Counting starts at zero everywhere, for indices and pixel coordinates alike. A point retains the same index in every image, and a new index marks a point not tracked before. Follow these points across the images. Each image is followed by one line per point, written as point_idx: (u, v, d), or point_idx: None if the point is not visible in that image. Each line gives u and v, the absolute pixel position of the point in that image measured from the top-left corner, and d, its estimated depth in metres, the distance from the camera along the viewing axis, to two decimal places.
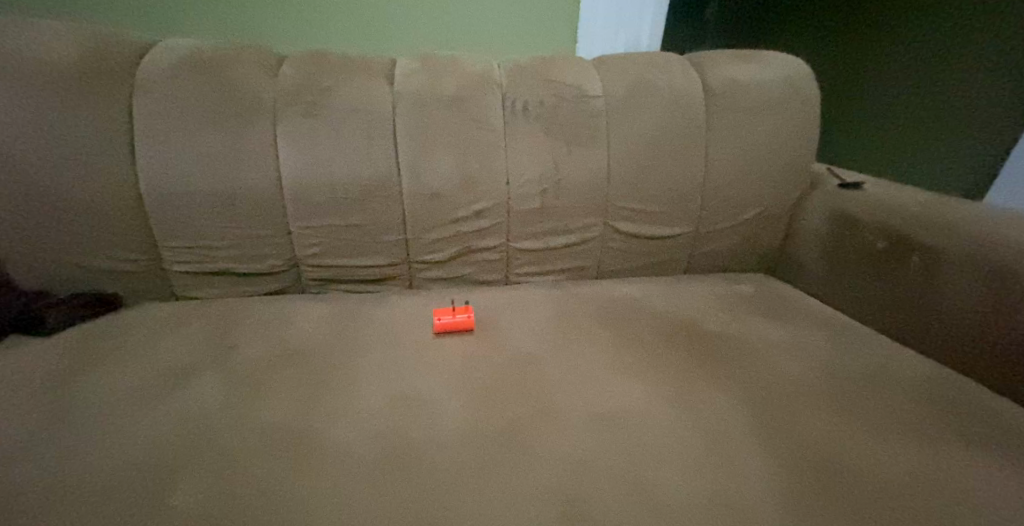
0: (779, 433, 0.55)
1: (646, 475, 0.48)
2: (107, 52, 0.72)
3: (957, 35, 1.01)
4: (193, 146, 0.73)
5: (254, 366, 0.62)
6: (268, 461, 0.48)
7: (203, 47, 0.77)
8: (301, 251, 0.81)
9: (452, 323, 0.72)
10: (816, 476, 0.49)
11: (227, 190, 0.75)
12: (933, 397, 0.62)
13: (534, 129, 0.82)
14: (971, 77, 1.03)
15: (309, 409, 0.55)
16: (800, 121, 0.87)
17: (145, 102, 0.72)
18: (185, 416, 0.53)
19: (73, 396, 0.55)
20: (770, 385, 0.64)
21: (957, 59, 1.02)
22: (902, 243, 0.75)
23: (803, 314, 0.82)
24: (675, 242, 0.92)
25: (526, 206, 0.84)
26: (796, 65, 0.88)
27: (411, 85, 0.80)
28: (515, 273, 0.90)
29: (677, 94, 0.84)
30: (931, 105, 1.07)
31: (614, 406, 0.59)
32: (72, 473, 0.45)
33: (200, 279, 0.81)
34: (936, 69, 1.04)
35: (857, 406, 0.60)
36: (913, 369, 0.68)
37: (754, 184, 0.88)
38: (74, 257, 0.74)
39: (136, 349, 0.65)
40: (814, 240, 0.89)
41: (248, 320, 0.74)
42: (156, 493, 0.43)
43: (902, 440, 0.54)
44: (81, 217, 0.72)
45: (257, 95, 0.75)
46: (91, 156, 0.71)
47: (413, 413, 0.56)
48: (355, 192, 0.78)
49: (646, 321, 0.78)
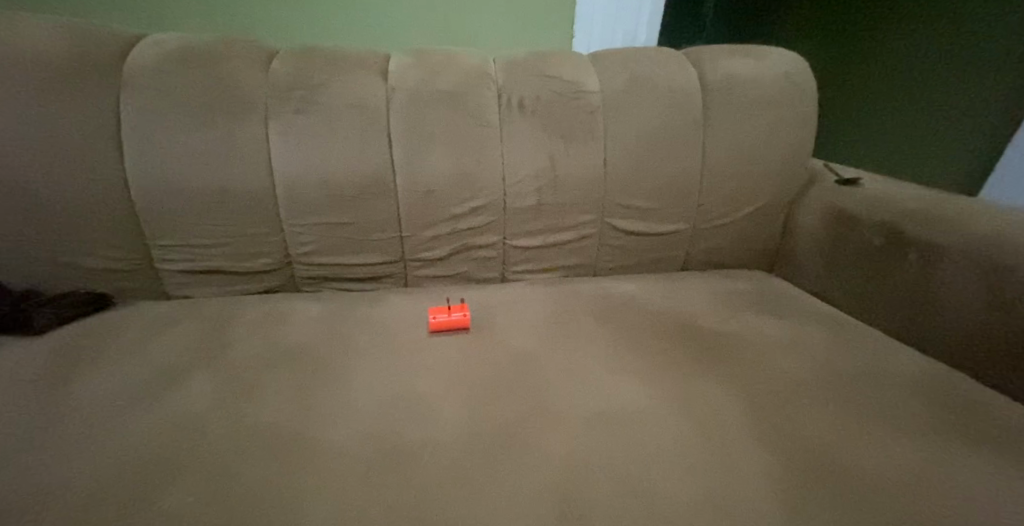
0: (776, 432, 0.54)
1: (639, 473, 0.48)
2: (96, 47, 0.72)
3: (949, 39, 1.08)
4: (183, 144, 0.73)
5: (251, 366, 0.64)
6: (262, 461, 0.49)
7: (193, 41, 0.77)
8: (297, 250, 0.82)
9: (448, 321, 0.73)
10: (811, 475, 0.48)
11: (220, 188, 0.75)
12: (932, 394, 0.61)
13: (532, 125, 0.82)
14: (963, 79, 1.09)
15: (305, 409, 0.56)
16: (797, 117, 0.88)
17: (133, 98, 0.72)
18: (181, 416, 0.54)
19: (69, 397, 0.57)
20: (771, 381, 0.63)
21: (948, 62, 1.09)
22: (900, 240, 0.74)
23: (799, 311, 0.82)
24: (671, 238, 0.92)
25: (521, 203, 0.84)
26: (793, 61, 0.89)
27: (407, 79, 0.79)
28: (511, 270, 0.91)
29: (675, 90, 0.84)
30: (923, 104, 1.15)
31: (610, 403, 0.58)
32: (64, 476, 0.46)
33: (191, 278, 0.82)
34: (926, 71, 1.12)
35: (855, 404, 0.59)
36: (916, 366, 0.67)
37: (750, 178, 0.89)
38: (60, 258, 0.75)
39: (130, 350, 0.66)
40: (811, 237, 0.89)
41: (244, 320, 0.75)
42: (151, 493, 0.44)
43: (900, 439, 0.53)
44: (73, 215, 0.73)
45: (247, 91, 0.75)
46: (80, 153, 0.70)
47: (407, 411, 0.56)
48: (351, 189, 0.78)
49: (641, 318, 0.78)
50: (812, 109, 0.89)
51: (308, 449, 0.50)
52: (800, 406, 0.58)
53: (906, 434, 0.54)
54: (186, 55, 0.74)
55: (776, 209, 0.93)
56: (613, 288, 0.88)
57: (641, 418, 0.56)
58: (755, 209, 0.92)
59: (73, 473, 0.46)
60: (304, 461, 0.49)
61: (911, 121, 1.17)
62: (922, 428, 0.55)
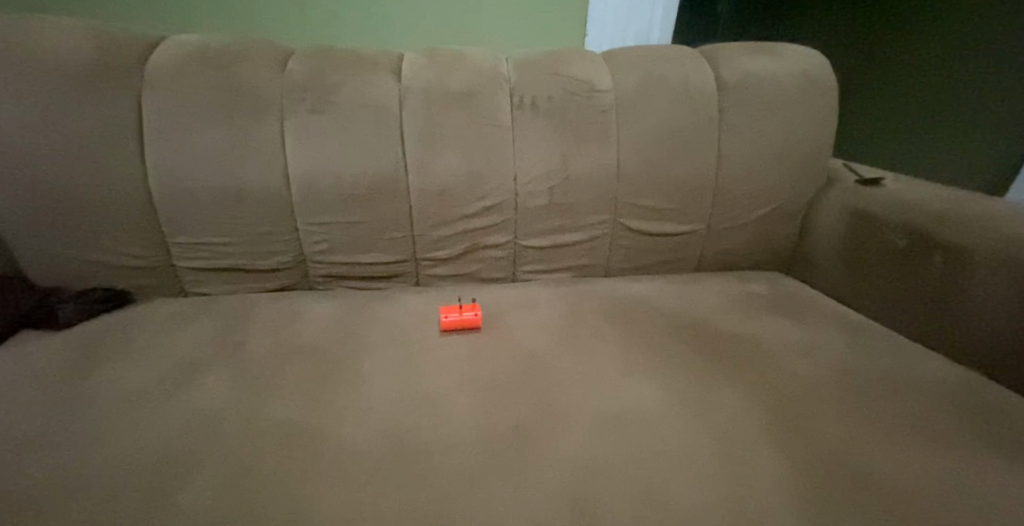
0: (794, 436, 0.53)
1: (655, 478, 0.47)
2: (117, 50, 0.73)
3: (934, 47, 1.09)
4: (201, 144, 0.74)
5: (264, 364, 0.65)
6: (273, 459, 0.49)
7: (211, 43, 0.78)
8: (310, 249, 0.83)
9: (459, 321, 0.73)
10: (830, 482, 0.47)
11: (236, 187, 0.76)
12: (959, 399, 0.59)
13: (544, 125, 0.81)
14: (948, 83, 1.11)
15: (318, 406, 0.57)
16: (815, 116, 0.86)
17: (153, 100, 0.73)
18: (196, 412, 0.55)
19: (89, 392, 0.58)
20: (786, 385, 0.61)
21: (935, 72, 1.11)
22: (923, 242, 0.71)
23: (817, 313, 0.80)
24: (684, 239, 0.91)
25: (533, 203, 0.84)
26: (812, 58, 0.87)
27: (420, 79, 0.80)
28: (523, 270, 0.91)
29: (690, 88, 0.83)
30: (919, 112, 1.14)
31: (622, 406, 0.58)
32: (81, 471, 0.47)
33: (208, 276, 0.83)
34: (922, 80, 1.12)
35: (876, 409, 0.57)
36: (940, 371, 0.65)
37: (766, 179, 0.87)
38: (84, 256, 0.77)
39: (149, 347, 0.68)
40: (830, 238, 0.87)
41: (258, 318, 0.76)
42: (167, 488, 0.45)
43: (925, 444, 0.52)
44: (95, 214, 0.75)
45: (262, 92, 0.76)
46: (103, 154, 0.72)
47: (417, 410, 0.57)
48: (364, 189, 0.79)
49: (654, 320, 0.77)
50: (831, 108, 0.87)
51: (318, 447, 0.51)
52: (819, 412, 0.57)
53: (933, 441, 0.52)
54: (203, 57, 0.76)
55: (793, 210, 0.91)
56: (625, 289, 0.87)
57: (654, 423, 0.55)
58: (771, 210, 0.90)
59: (89, 468, 0.47)
60: (314, 459, 0.49)
61: (914, 127, 1.15)
62: (949, 435, 0.53)
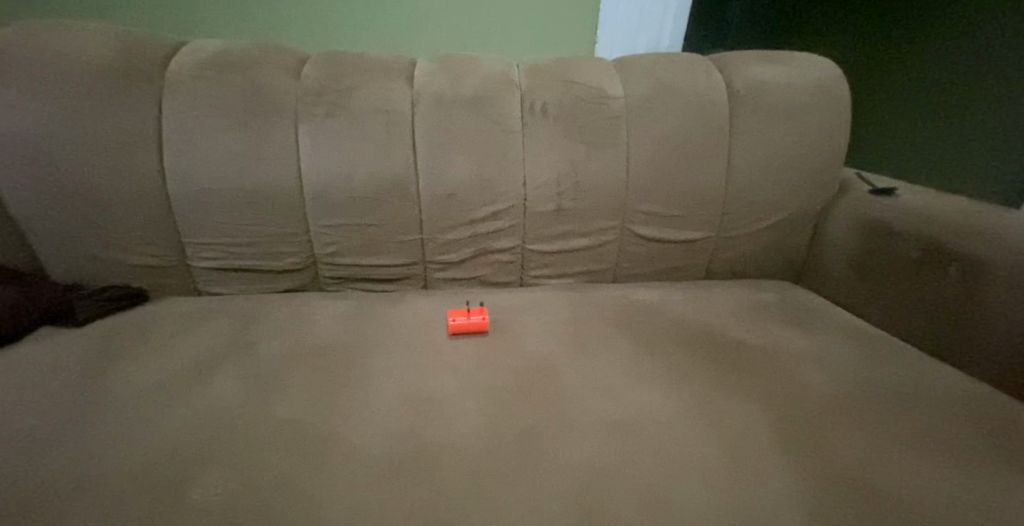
0: (804, 447, 0.52)
1: (664, 487, 0.47)
2: (140, 55, 0.76)
3: (929, 51, 1.07)
4: (217, 147, 0.76)
5: (274, 364, 0.66)
6: (284, 458, 0.50)
7: (229, 49, 0.80)
8: (321, 251, 0.84)
9: (466, 324, 0.74)
10: (838, 493, 0.46)
11: (250, 189, 0.78)
12: (974, 413, 0.58)
13: (555, 130, 0.82)
14: (936, 84, 1.09)
15: (327, 408, 0.57)
16: (827, 123, 0.85)
17: (172, 103, 0.75)
18: (208, 411, 0.56)
19: (103, 390, 0.60)
20: (795, 394, 0.61)
21: (930, 73, 1.08)
22: (937, 253, 0.70)
23: (828, 323, 0.79)
24: (693, 246, 0.91)
25: (542, 208, 0.84)
26: (825, 66, 0.87)
27: (432, 85, 0.80)
28: (530, 274, 0.91)
29: (700, 95, 0.83)
30: (921, 114, 1.12)
31: (627, 412, 0.58)
32: (96, 466, 0.48)
33: (221, 275, 0.85)
34: (922, 85, 1.10)
35: (886, 420, 0.56)
36: (954, 384, 0.63)
37: (777, 186, 0.87)
38: (102, 253, 0.79)
39: (162, 345, 0.69)
40: (841, 247, 0.86)
41: (269, 318, 0.77)
42: (182, 485, 0.46)
43: (937, 457, 0.51)
44: (114, 213, 0.77)
45: (277, 96, 0.77)
46: (123, 156, 0.74)
47: (425, 413, 0.57)
48: (374, 192, 0.80)
49: (661, 327, 0.77)
50: (845, 117, 0.86)
51: (329, 447, 0.51)
52: (831, 423, 0.56)
53: (946, 453, 0.51)
54: (222, 63, 0.77)
55: (805, 217, 0.90)
56: (634, 295, 0.87)
57: (662, 429, 0.55)
58: (782, 218, 0.89)
59: (105, 463, 0.48)
60: (324, 460, 0.50)
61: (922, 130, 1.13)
62: (963, 449, 0.52)
